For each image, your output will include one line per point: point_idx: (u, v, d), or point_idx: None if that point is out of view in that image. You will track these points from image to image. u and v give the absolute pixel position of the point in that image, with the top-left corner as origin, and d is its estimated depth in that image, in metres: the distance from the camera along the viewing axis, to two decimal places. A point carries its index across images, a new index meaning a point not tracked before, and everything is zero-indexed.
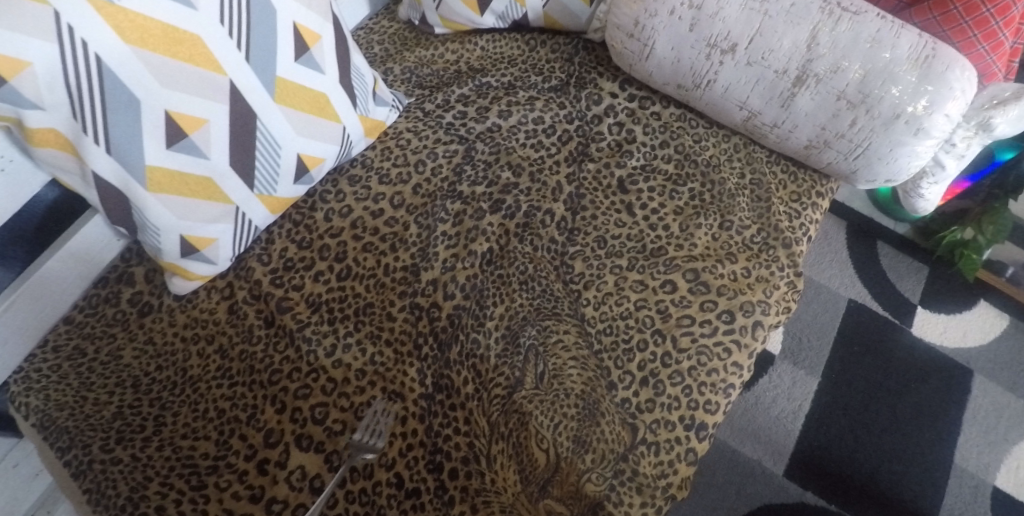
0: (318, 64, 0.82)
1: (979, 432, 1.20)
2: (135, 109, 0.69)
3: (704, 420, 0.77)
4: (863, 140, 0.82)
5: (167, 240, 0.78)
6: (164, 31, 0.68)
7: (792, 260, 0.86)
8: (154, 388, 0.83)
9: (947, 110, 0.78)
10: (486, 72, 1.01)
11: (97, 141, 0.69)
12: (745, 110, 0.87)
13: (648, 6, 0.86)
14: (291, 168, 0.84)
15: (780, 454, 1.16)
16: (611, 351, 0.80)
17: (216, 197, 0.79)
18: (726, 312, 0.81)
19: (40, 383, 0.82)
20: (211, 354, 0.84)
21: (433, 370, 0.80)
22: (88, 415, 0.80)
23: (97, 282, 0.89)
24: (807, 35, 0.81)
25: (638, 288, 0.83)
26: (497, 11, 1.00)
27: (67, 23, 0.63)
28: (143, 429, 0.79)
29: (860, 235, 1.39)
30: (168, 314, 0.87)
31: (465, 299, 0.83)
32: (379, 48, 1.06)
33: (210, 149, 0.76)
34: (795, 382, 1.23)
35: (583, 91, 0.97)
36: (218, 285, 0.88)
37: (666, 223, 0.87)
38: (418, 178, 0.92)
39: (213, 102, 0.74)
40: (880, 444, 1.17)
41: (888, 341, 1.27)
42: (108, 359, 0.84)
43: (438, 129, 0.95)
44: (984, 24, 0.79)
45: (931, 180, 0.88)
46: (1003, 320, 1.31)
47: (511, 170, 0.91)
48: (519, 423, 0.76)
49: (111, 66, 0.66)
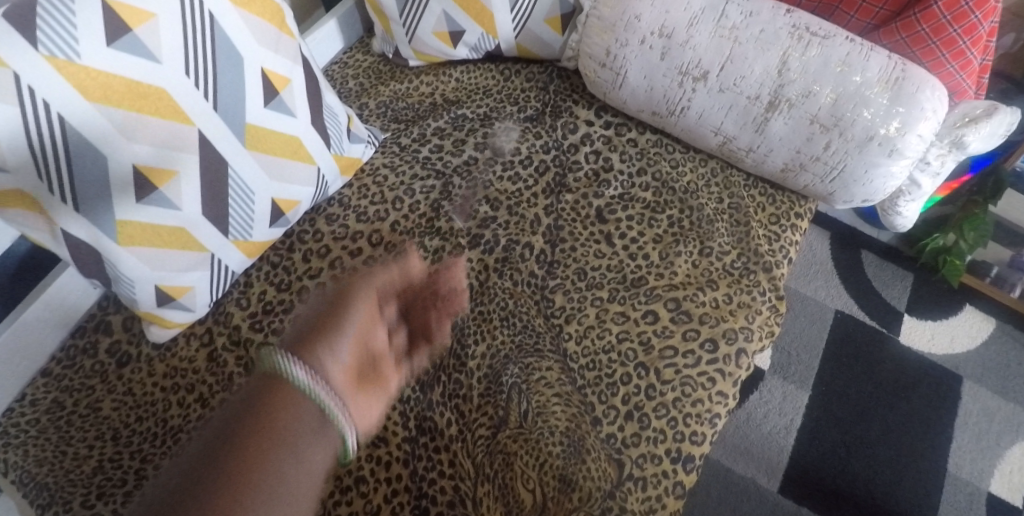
0: (289, 108, 0.82)
1: (971, 439, 1.19)
2: (101, 166, 0.69)
3: (691, 452, 0.76)
4: (838, 162, 0.82)
5: (141, 291, 0.77)
6: (128, 87, 0.69)
7: (773, 284, 0.86)
8: (135, 440, 0.79)
9: (920, 130, 0.78)
10: (461, 103, 1.01)
11: (65, 201, 0.69)
12: (720, 135, 0.87)
13: (619, 36, 0.87)
14: (265, 213, 0.83)
15: (774, 470, 1.15)
16: (594, 386, 0.80)
17: (190, 246, 0.78)
18: (709, 341, 0.81)
19: (18, 438, 0.79)
20: (191, 403, 0.81)
21: (416, 412, 0.79)
22: (67, 470, 0.77)
23: (75, 332, 0.87)
24: (777, 60, 0.81)
25: (619, 321, 0.83)
26: (470, 43, 1.00)
27: (27, 85, 0.64)
28: (123, 483, 0.76)
29: (844, 245, 1.38)
30: (146, 363, 0.84)
31: (446, 338, 0.82)
32: (354, 82, 1.06)
33: (180, 200, 0.75)
34: (786, 397, 1.22)
35: (559, 120, 0.97)
36: (197, 331, 0.86)
37: (646, 252, 0.87)
38: (395, 215, 0.91)
39: (181, 153, 0.73)
40: (873, 456, 1.16)
41: (876, 351, 1.27)
42: (86, 411, 0.81)
43: (415, 164, 0.95)
44: (952, 44, 0.79)
45: (906, 198, 0.87)
46: (989, 324, 1.30)
47: (489, 205, 0.91)
48: (503, 464, 0.75)
49: (75, 124, 0.67)
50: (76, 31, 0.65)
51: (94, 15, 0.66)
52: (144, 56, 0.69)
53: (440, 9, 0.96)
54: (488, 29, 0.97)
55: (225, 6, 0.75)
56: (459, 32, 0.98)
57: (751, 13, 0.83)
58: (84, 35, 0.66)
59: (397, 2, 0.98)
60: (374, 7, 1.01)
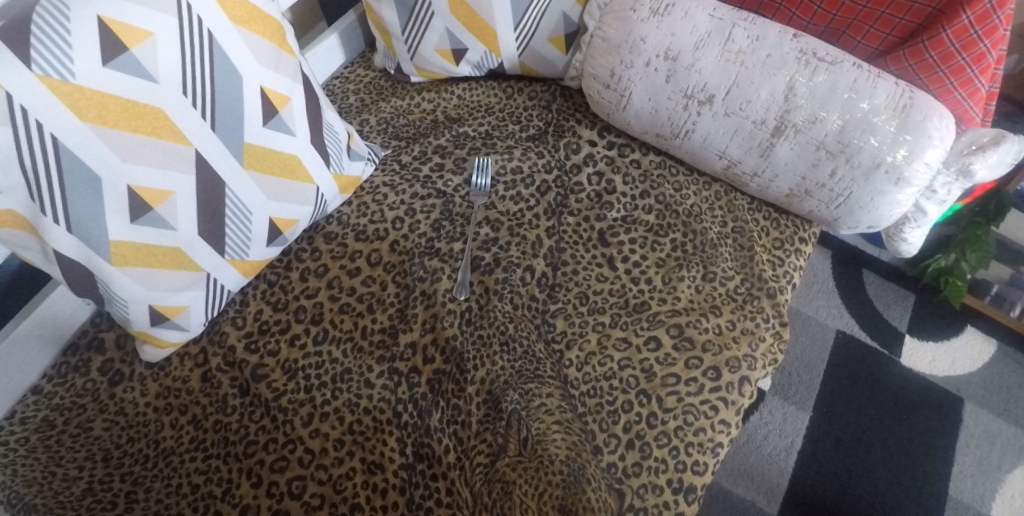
0: (288, 127, 0.80)
1: (972, 462, 1.16)
2: (95, 186, 0.68)
3: (692, 482, 0.75)
4: (844, 189, 0.81)
5: (135, 311, 0.76)
6: (124, 107, 0.68)
7: (777, 311, 0.84)
8: (126, 462, 0.77)
9: (927, 158, 0.77)
10: (462, 121, 1.00)
11: (57, 221, 0.68)
12: (724, 159, 0.87)
13: (623, 58, 0.87)
14: (263, 232, 0.82)
15: (774, 493, 1.13)
16: (595, 413, 0.79)
17: (185, 266, 0.77)
18: (712, 369, 0.79)
19: (6, 457, 0.76)
20: (184, 425, 0.79)
21: (413, 438, 0.78)
22: (57, 492, 0.74)
23: (66, 349, 0.84)
24: (784, 85, 0.80)
25: (621, 347, 0.82)
26: (473, 61, 0.99)
27: (20, 104, 0.63)
28: (114, 506, 0.74)
29: (845, 264, 1.36)
30: (139, 383, 0.82)
31: (445, 363, 0.81)
32: (354, 98, 1.05)
33: (175, 220, 0.74)
34: (787, 418, 1.20)
35: (561, 140, 0.97)
36: (191, 351, 0.84)
37: (649, 276, 0.87)
38: (395, 234, 0.89)
39: (178, 173, 0.73)
40: (875, 479, 1.14)
41: (879, 373, 1.24)
42: (77, 431, 0.79)
43: (415, 183, 0.94)
44: (960, 72, 0.78)
45: (911, 225, 0.85)
46: (991, 345, 1.27)
47: (489, 225, 0.90)
48: (502, 493, 0.73)
49: (68, 145, 0.66)
50: (71, 50, 0.65)
51: (90, 34, 0.65)
52: (141, 75, 0.68)
53: (443, 26, 0.95)
54: (492, 47, 0.96)
55: (224, 24, 0.73)
56: (461, 50, 0.98)
57: (758, 37, 0.82)
58: (80, 54, 0.65)
59: (399, 19, 0.97)
60: (376, 22, 1.00)
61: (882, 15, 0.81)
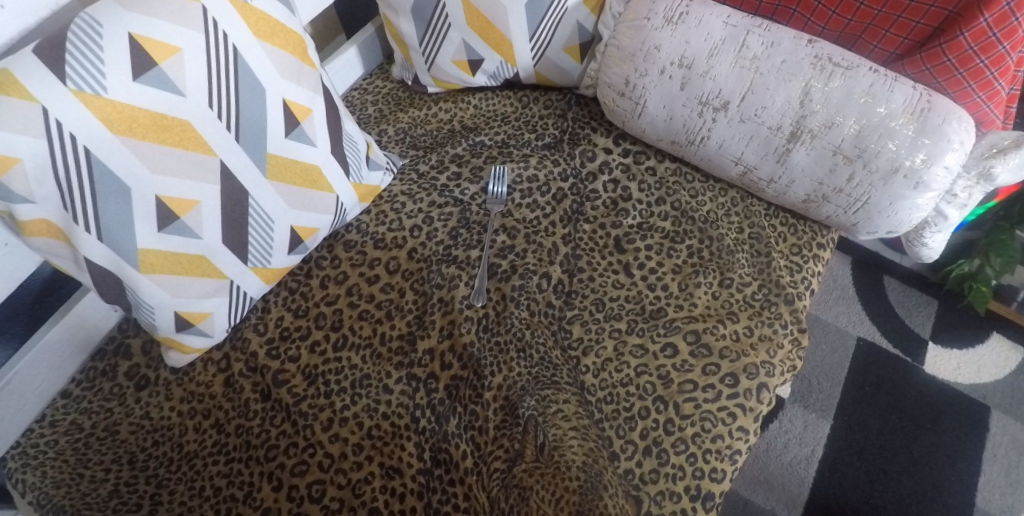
0: (309, 138, 0.82)
1: (1000, 472, 1.13)
2: (124, 196, 0.71)
3: (710, 489, 0.75)
4: (862, 194, 0.81)
5: (161, 317, 0.78)
6: (153, 119, 0.70)
7: (795, 317, 0.84)
8: (151, 465, 0.79)
9: (947, 162, 0.76)
10: (479, 130, 1.02)
11: (88, 230, 0.70)
12: (741, 165, 0.87)
13: (638, 66, 0.88)
14: (284, 240, 0.84)
15: (793, 502, 1.11)
16: (612, 419, 0.79)
17: (210, 273, 0.79)
18: (729, 375, 0.79)
19: (37, 459, 0.78)
20: (207, 429, 0.81)
21: (431, 443, 0.79)
22: (84, 493, 0.76)
23: (95, 354, 0.86)
24: (799, 91, 0.80)
25: (638, 354, 0.82)
26: (488, 71, 1.01)
27: (55, 118, 0.66)
28: (139, 507, 0.76)
29: (867, 271, 1.34)
30: (164, 387, 0.83)
31: (462, 369, 0.82)
32: (373, 108, 1.07)
33: (201, 229, 0.76)
34: (807, 426, 1.18)
35: (577, 148, 0.98)
36: (214, 357, 0.85)
37: (665, 282, 0.87)
38: (413, 242, 0.91)
39: (203, 183, 0.75)
40: (899, 489, 1.12)
41: (902, 381, 1.22)
42: (105, 435, 0.81)
43: (433, 191, 0.95)
44: (979, 75, 0.78)
45: (932, 229, 0.84)
46: (1018, 354, 1.24)
47: (506, 233, 0.91)
48: (519, 499, 0.73)
49: (99, 157, 0.68)
50: (103, 65, 0.67)
51: (122, 51, 0.68)
52: (170, 89, 0.71)
53: (459, 38, 0.97)
54: (507, 57, 0.98)
55: (248, 39, 0.75)
56: (478, 60, 0.99)
57: (773, 43, 0.82)
58: (112, 71, 0.67)
59: (416, 31, 0.98)
60: (393, 34, 1.01)
61: (899, 19, 0.81)
